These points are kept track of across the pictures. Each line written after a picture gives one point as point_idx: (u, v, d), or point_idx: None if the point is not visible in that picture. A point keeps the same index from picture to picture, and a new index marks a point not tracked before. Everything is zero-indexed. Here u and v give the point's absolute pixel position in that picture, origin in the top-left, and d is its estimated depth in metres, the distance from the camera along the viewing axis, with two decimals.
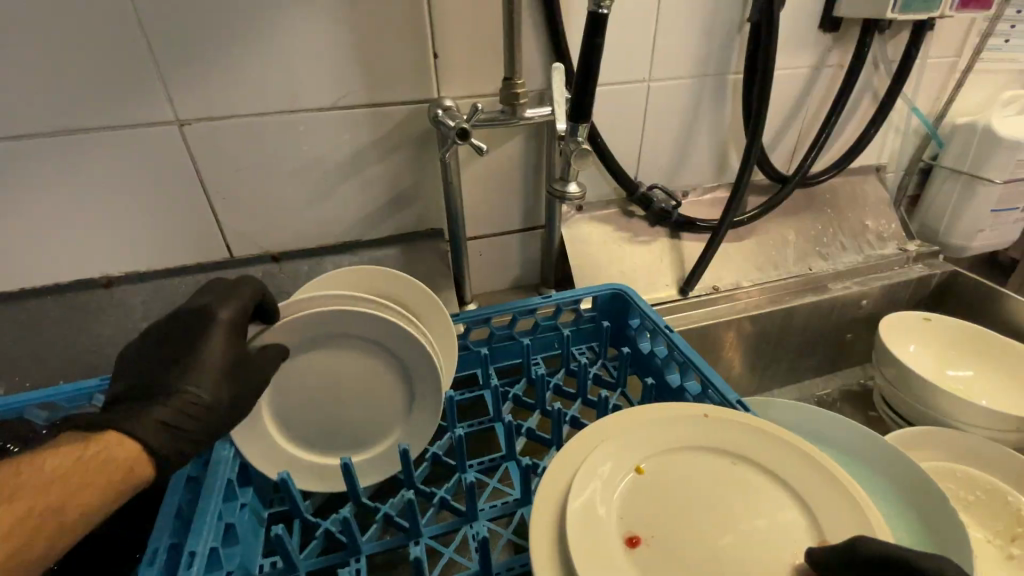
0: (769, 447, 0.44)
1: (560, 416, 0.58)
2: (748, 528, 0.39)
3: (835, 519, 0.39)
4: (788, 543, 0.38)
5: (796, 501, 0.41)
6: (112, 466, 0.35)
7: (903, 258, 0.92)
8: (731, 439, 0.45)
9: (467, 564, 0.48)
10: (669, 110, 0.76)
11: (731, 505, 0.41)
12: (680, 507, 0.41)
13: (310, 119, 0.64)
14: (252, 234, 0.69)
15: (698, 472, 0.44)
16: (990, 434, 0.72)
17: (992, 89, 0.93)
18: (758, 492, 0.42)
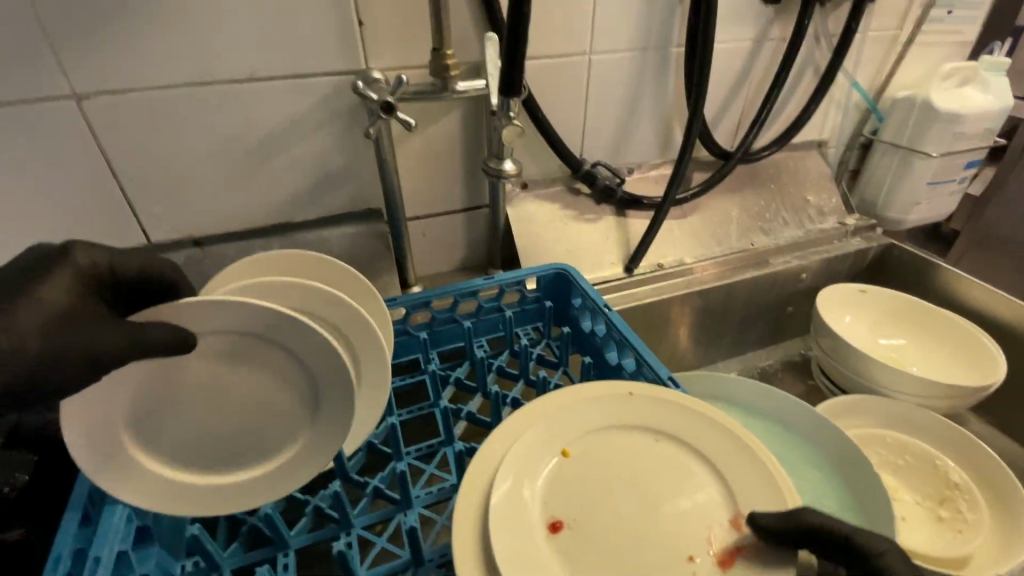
0: (697, 426, 0.44)
1: (498, 400, 0.57)
2: (668, 505, 0.40)
3: (749, 490, 0.40)
4: (705, 519, 0.39)
5: (716, 477, 0.41)
6: None
7: (841, 232, 0.94)
8: (656, 416, 0.46)
9: (398, 552, 0.47)
10: (613, 83, 0.74)
11: (655, 484, 0.41)
12: (604, 488, 0.41)
13: (226, 93, 0.59)
14: (171, 219, 0.64)
15: (624, 451, 0.44)
16: (921, 401, 0.75)
17: (928, 64, 0.95)
18: (684, 471, 0.42)
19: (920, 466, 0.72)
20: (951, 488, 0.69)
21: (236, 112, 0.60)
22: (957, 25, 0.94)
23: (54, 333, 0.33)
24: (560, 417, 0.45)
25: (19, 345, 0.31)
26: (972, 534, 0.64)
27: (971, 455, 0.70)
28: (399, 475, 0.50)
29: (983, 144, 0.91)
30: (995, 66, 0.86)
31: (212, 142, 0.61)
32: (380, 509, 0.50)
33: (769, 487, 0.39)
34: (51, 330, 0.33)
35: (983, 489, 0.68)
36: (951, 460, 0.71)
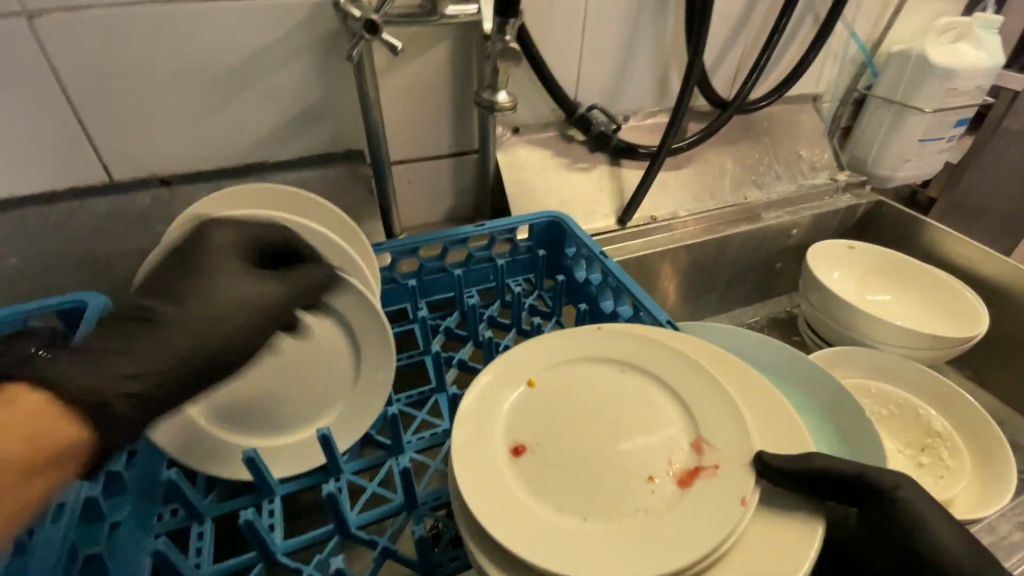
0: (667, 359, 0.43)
1: (491, 346, 0.55)
2: (633, 432, 0.39)
3: (717, 419, 0.38)
4: (670, 445, 0.38)
5: (683, 407, 0.40)
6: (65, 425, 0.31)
7: (832, 188, 0.94)
8: (624, 349, 0.45)
9: (390, 497, 0.46)
10: (611, 22, 0.71)
11: (622, 414, 0.40)
12: (571, 416, 0.40)
13: (194, 13, 0.53)
14: (135, 154, 0.59)
15: (593, 382, 0.43)
16: (908, 351, 0.76)
17: (924, 17, 0.94)
18: (654, 405, 0.41)
19: (903, 416, 0.74)
20: (934, 437, 0.71)
21: (207, 36, 0.55)
22: None
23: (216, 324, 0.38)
24: (527, 354, 0.44)
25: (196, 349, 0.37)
26: (953, 479, 0.66)
27: (952, 404, 0.72)
28: (390, 419, 0.48)
29: (975, 100, 0.90)
30: (988, 23, 0.83)
31: (182, 71, 0.56)
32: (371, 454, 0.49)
33: (736, 417, 0.38)
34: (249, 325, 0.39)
35: (963, 436, 0.70)
36: (934, 409, 0.73)
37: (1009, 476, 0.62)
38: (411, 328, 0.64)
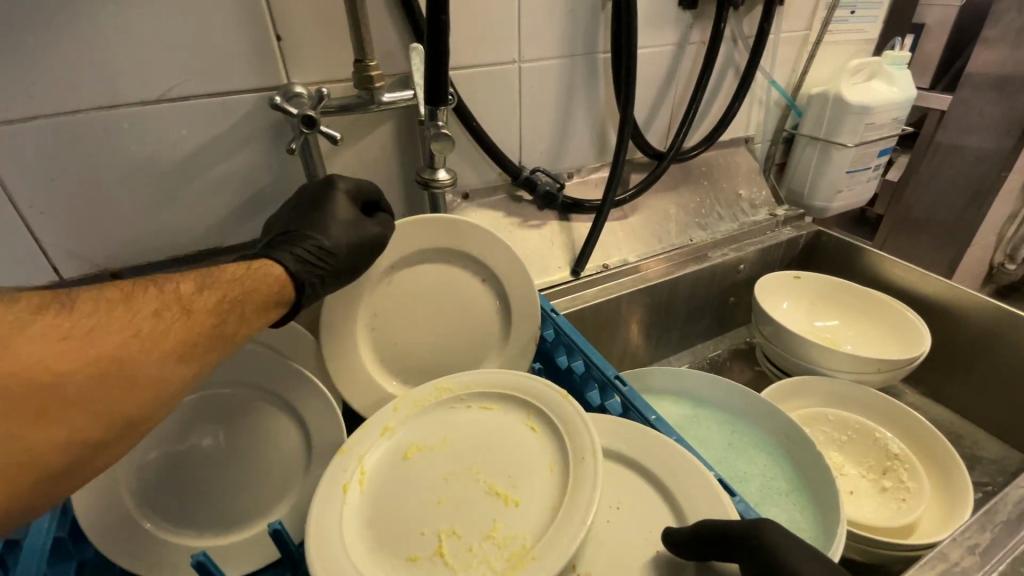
0: (508, 418, 0.48)
1: None
2: (455, 432, 0.48)
3: (518, 454, 0.45)
4: (463, 456, 0.45)
5: (502, 436, 0.47)
6: (268, 283, 0.45)
7: (773, 223, 0.99)
8: (496, 381, 0.51)
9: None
10: (545, 90, 0.75)
11: (456, 428, 0.48)
12: (432, 432, 0.48)
13: (137, 116, 0.56)
14: (85, 252, 0.59)
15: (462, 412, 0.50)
16: (858, 377, 0.79)
17: (836, 61, 1.02)
18: (487, 426, 0.48)
19: (861, 440, 0.76)
20: (893, 459, 0.72)
21: (153, 136, 0.57)
22: (860, 24, 1.01)
23: (358, 222, 0.52)
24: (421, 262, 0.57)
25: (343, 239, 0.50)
26: (915, 501, 0.67)
27: (904, 425, 0.74)
28: None
29: (892, 133, 0.98)
30: (898, 60, 0.92)
31: (128, 170, 0.58)
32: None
33: (522, 444, 0.46)
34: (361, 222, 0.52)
35: (920, 457, 0.72)
36: (889, 431, 0.75)
37: (967, 498, 0.64)
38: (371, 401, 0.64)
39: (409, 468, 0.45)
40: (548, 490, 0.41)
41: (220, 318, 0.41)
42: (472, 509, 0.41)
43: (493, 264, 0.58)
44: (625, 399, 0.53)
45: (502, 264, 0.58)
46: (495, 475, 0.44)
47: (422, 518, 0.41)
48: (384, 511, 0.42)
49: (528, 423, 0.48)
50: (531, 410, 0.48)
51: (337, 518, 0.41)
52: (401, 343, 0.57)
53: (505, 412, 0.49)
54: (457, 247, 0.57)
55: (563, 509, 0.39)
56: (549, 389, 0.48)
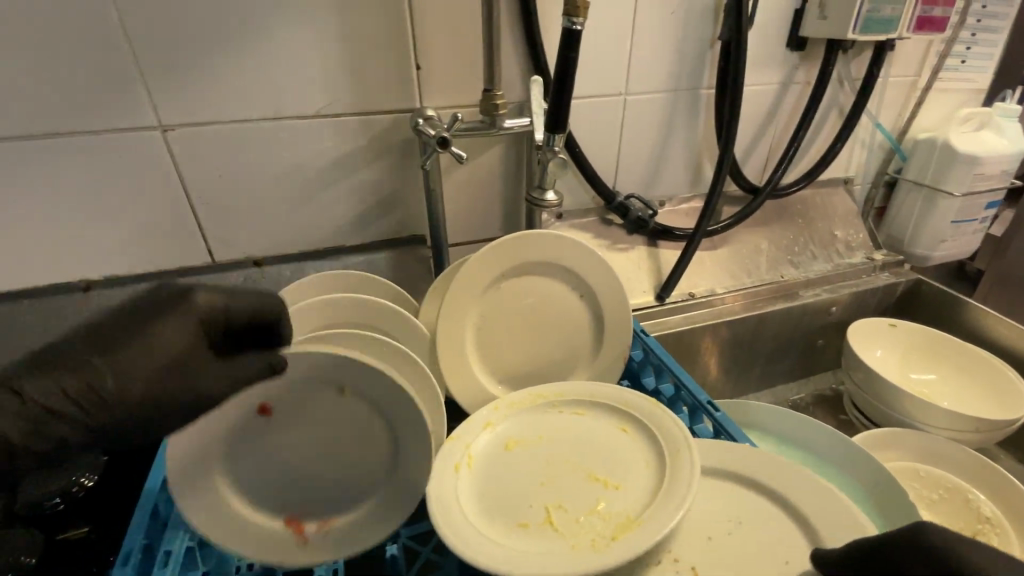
0: (601, 422, 0.52)
1: None
2: (550, 430, 0.52)
3: (615, 453, 0.48)
4: (562, 452, 0.49)
5: (596, 437, 0.50)
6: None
7: (869, 266, 0.96)
8: (588, 387, 0.55)
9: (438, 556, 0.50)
10: (647, 121, 0.79)
11: (550, 427, 0.52)
12: (529, 428, 0.52)
13: (293, 126, 0.64)
14: (235, 239, 0.69)
15: (555, 413, 0.54)
16: (954, 434, 0.75)
17: (948, 107, 0.99)
18: (581, 427, 0.52)
19: (952, 501, 0.71)
20: (983, 522, 0.67)
21: (303, 144, 0.66)
22: (977, 70, 0.98)
23: (170, 374, 0.39)
24: (524, 275, 0.62)
25: (130, 390, 0.37)
26: None
27: (1001, 487, 0.69)
28: None
29: (1001, 186, 0.93)
30: (1009, 112, 0.88)
31: (278, 173, 0.66)
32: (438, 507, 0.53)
33: (618, 445, 0.49)
34: (162, 382, 0.38)
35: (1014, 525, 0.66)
36: (983, 494, 0.70)
37: None
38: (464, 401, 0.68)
39: (510, 458, 0.49)
40: (646, 479, 0.45)
41: None
42: (577, 495, 0.45)
43: (593, 282, 0.62)
44: (716, 424, 0.54)
45: (603, 284, 0.61)
46: (593, 466, 0.48)
47: (529, 496, 0.45)
48: (492, 491, 0.46)
49: (620, 426, 0.51)
50: (625, 414, 0.51)
51: (451, 492, 0.45)
52: (497, 348, 0.62)
53: (598, 416, 0.53)
54: (561, 261, 0.61)
55: (663, 491, 0.43)
56: (640, 398, 0.52)
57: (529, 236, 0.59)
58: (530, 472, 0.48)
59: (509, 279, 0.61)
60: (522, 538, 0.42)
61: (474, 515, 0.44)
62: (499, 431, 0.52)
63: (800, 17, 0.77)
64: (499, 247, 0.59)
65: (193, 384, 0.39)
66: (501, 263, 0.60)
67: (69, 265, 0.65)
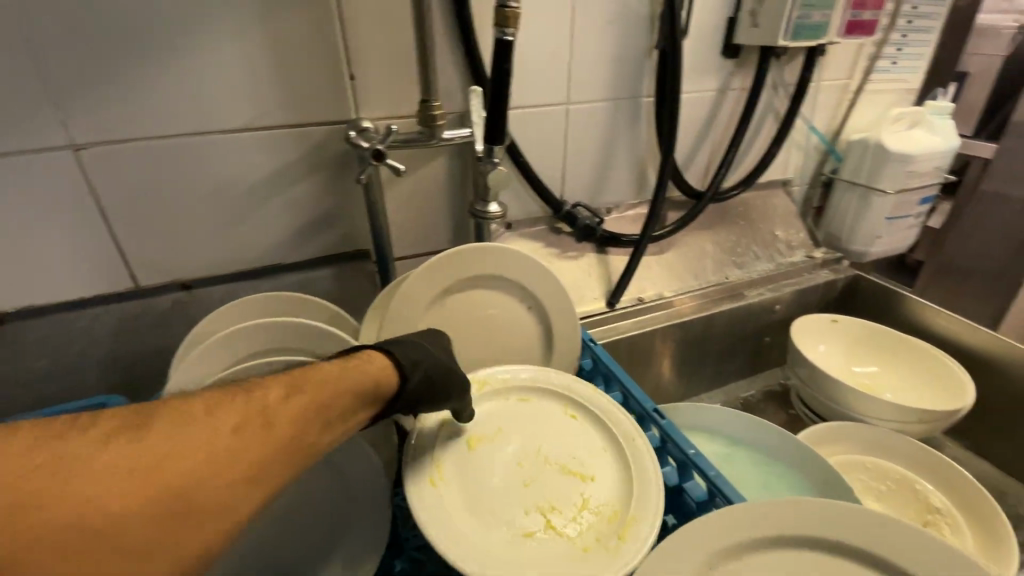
0: (549, 409, 0.57)
1: None
2: (507, 426, 0.54)
3: (572, 441, 0.53)
4: (528, 449, 0.52)
5: (548, 426, 0.55)
6: (357, 377, 0.42)
7: (810, 264, 1.00)
8: (529, 374, 0.59)
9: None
10: (591, 129, 0.79)
11: (507, 424, 0.54)
12: (485, 423, 0.54)
13: (222, 141, 0.61)
14: (162, 262, 0.65)
15: (506, 406, 0.56)
16: (894, 425, 0.78)
17: (876, 110, 1.04)
18: (533, 416, 0.55)
19: (901, 492, 0.73)
20: (935, 513, 0.70)
21: (234, 160, 0.63)
22: (901, 74, 1.03)
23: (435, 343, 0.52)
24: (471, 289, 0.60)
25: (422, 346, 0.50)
26: None
27: (943, 473, 0.72)
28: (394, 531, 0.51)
29: (934, 182, 0.98)
30: (941, 110, 0.93)
31: (208, 191, 0.63)
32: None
33: (571, 433, 0.54)
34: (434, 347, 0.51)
35: (964, 514, 0.69)
36: (931, 484, 0.73)
37: (1010, 564, 0.60)
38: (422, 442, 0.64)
39: (478, 460, 0.51)
40: (610, 466, 0.51)
41: (281, 430, 0.35)
42: (558, 488, 0.49)
43: (538, 293, 0.61)
44: (663, 432, 0.54)
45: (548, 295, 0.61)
46: (558, 458, 0.52)
47: (520, 500, 0.48)
48: (478, 504, 0.47)
49: (567, 412, 0.56)
50: (570, 401, 0.57)
51: (439, 510, 0.45)
52: None
53: (544, 403, 0.57)
54: (503, 274, 0.60)
55: (636, 482, 0.49)
56: (579, 384, 0.58)
57: (475, 252, 0.58)
58: (504, 475, 0.50)
59: (454, 293, 0.60)
60: (534, 547, 0.44)
61: (474, 531, 0.44)
62: (459, 432, 0.52)
63: (734, 25, 0.80)
64: (442, 264, 0.57)
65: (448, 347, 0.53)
66: (447, 280, 0.58)
67: None
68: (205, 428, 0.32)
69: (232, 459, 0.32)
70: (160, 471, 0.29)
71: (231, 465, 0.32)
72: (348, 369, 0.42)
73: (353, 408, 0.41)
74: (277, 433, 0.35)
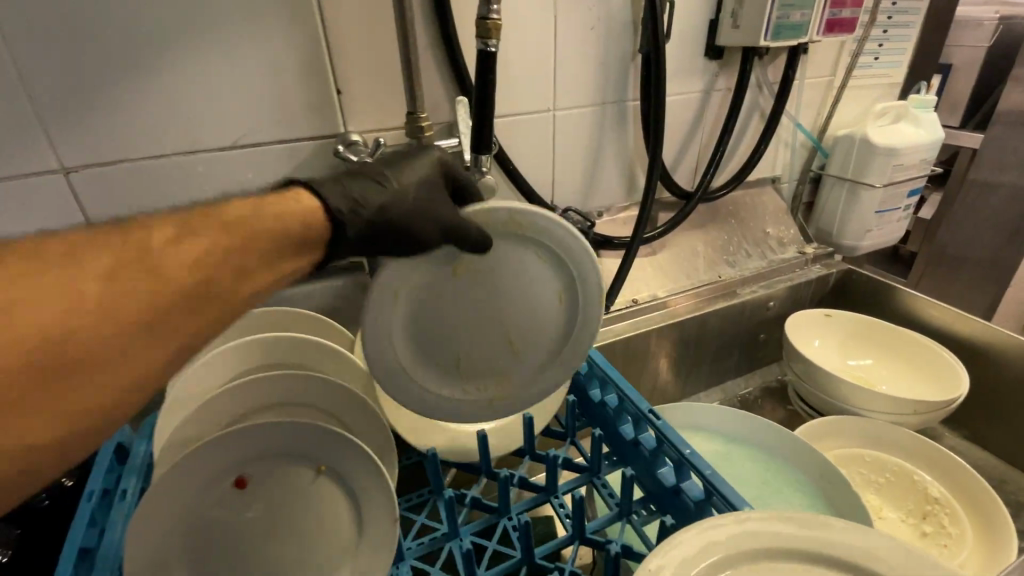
0: (543, 277, 0.56)
1: (505, 477, 0.54)
2: (492, 277, 0.55)
3: (536, 317, 0.57)
4: (499, 297, 0.56)
5: (527, 299, 0.56)
6: (293, 217, 0.43)
7: (802, 260, 1.00)
8: (551, 241, 0.54)
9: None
10: (578, 134, 0.80)
11: (498, 271, 0.55)
12: (475, 266, 0.55)
13: (211, 159, 0.62)
14: None
15: (505, 249, 0.55)
16: (891, 418, 0.78)
17: (861, 105, 1.05)
18: (523, 276, 0.56)
19: (899, 483, 0.74)
20: (933, 503, 0.70)
21: (225, 178, 0.63)
22: (884, 69, 1.04)
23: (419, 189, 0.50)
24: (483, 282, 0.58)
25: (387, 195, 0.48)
26: (957, 549, 0.64)
27: (941, 464, 0.72)
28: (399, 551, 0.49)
29: (921, 174, 0.99)
30: (924, 103, 0.94)
31: (200, 208, 0.63)
32: (430, 539, 0.52)
33: (540, 311, 0.57)
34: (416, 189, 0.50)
35: (962, 502, 0.69)
36: (929, 474, 0.73)
37: (1009, 552, 0.61)
38: (421, 460, 0.63)
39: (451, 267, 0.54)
40: (546, 345, 0.58)
41: (224, 265, 0.37)
42: (494, 345, 0.57)
43: None
44: (658, 433, 0.54)
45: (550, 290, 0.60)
46: (511, 326, 0.56)
47: (464, 316, 0.56)
48: (428, 283, 0.54)
49: (557, 290, 0.56)
50: (567, 287, 0.56)
51: (387, 307, 0.52)
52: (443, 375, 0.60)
53: (547, 267, 0.56)
54: None
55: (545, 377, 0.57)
56: (593, 287, 0.54)
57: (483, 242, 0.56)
58: (464, 313, 0.55)
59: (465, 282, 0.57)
60: (437, 383, 0.56)
61: (422, 373, 0.55)
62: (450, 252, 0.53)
63: (715, 28, 0.81)
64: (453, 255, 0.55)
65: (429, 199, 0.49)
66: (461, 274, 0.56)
67: None
68: (99, 273, 0.32)
69: (125, 308, 0.32)
70: (60, 309, 0.30)
71: (150, 300, 0.33)
72: (265, 212, 0.41)
73: (283, 251, 0.41)
74: (194, 268, 0.36)
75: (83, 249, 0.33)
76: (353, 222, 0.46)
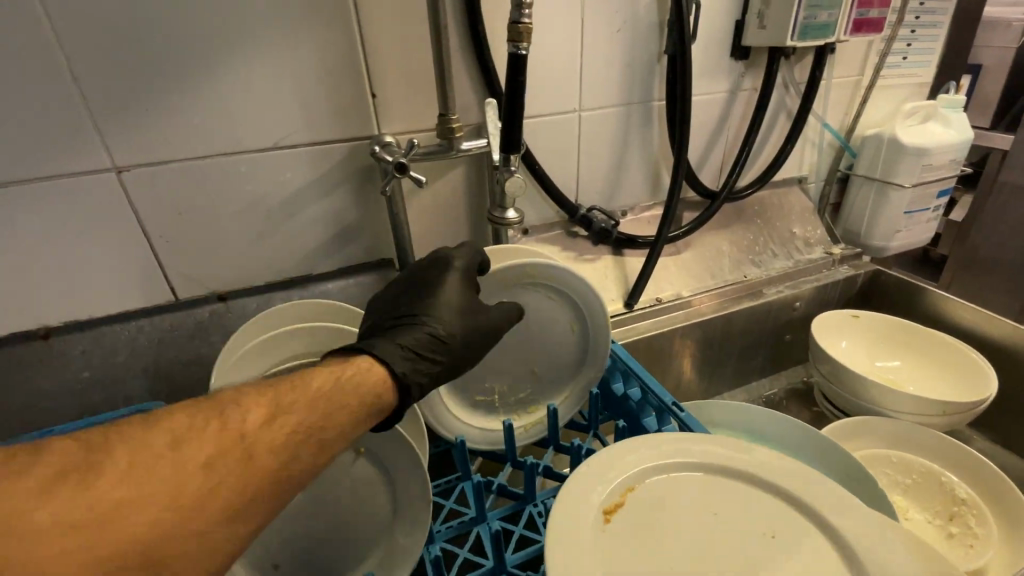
0: (559, 313, 0.64)
1: (531, 466, 0.55)
2: (515, 320, 0.63)
3: (554, 348, 0.65)
4: (522, 337, 0.64)
5: (546, 334, 0.64)
6: (365, 387, 0.42)
7: (829, 261, 1.00)
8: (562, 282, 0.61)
9: (482, 562, 0.50)
10: (604, 134, 0.81)
11: (519, 314, 0.63)
12: None
13: (252, 160, 0.65)
14: (198, 276, 0.68)
15: (524, 294, 0.62)
16: (919, 418, 0.77)
17: (890, 104, 1.04)
18: (542, 314, 0.63)
19: (927, 485, 0.73)
20: (960, 504, 0.69)
21: (266, 177, 0.66)
22: (914, 67, 1.03)
23: (464, 329, 0.51)
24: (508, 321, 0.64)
25: (442, 339, 0.48)
26: (983, 549, 0.64)
27: (971, 466, 0.71)
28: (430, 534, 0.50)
29: (951, 174, 0.98)
30: (954, 103, 0.93)
31: (241, 206, 0.67)
32: (458, 522, 0.54)
33: (557, 341, 0.65)
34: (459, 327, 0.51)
35: (991, 504, 0.68)
36: (957, 476, 0.72)
37: None
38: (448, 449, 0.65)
39: None
40: (565, 370, 0.66)
41: (286, 451, 0.36)
42: (520, 377, 0.65)
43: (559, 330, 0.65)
44: (682, 425, 0.55)
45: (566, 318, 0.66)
46: (532, 357, 0.65)
47: (493, 354, 0.64)
48: None
49: (570, 321, 0.64)
50: (579, 318, 0.64)
51: None
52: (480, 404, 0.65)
53: (561, 301, 0.63)
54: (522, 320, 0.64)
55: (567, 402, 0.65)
56: (600, 316, 0.62)
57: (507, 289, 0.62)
58: (493, 355, 0.64)
59: None
60: (476, 415, 0.65)
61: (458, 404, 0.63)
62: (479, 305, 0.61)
63: (741, 29, 0.81)
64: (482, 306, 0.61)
65: (475, 335, 0.52)
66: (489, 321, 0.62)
67: (23, 314, 0.63)
68: (176, 466, 0.32)
69: (175, 522, 0.31)
70: (120, 525, 0.29)
71: (208, 503, 0.32)
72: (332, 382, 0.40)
73: (356, 422, 0.40)
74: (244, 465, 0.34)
75: (170, 430, 0.34)
76: (416, 377, 0.45)
